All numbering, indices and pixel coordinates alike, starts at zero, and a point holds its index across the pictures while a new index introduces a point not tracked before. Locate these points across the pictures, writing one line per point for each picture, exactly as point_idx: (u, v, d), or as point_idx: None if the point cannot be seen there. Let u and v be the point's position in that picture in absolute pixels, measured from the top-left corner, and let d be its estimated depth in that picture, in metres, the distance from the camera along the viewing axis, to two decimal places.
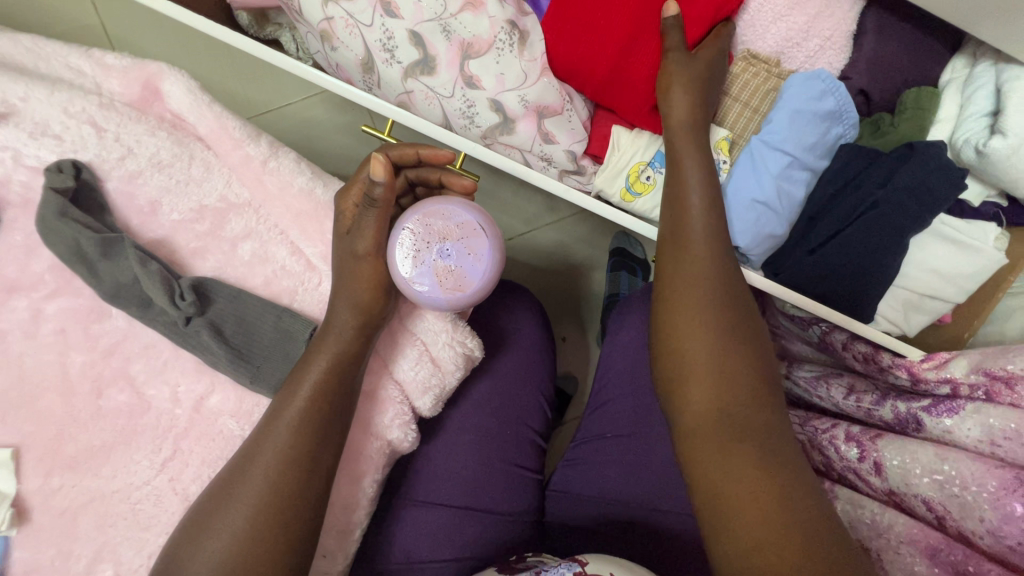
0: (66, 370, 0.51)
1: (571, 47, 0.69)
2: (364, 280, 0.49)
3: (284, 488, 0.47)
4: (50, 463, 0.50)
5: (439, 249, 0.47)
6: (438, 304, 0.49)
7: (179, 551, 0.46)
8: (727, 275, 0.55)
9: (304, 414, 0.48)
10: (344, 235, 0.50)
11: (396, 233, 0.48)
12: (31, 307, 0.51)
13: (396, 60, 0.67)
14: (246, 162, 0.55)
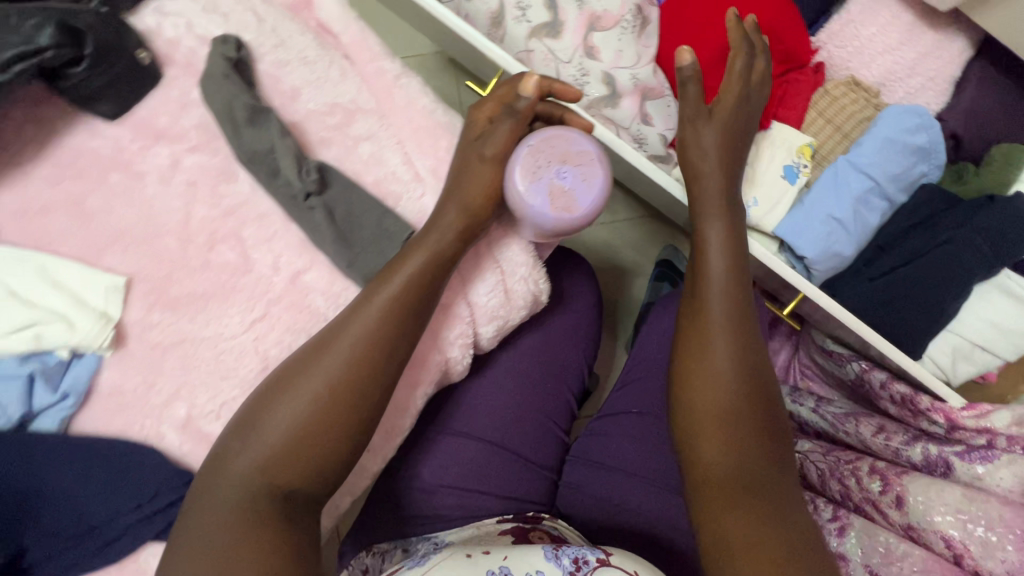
0: (187, 220, 0.56)
1: (671, 46, 0.76)
2: (474, 190, 0.53)
3: (300, 454, 0.49)
4: (154, 299, 0.55)
5: (559, 170, 0.50)
6: (544, 222, 0.52)
7: (269, 397, 0.51)
8: (754, 343, 0.56)
9: (332, 388, 0.50)
10: (469, 145, 0.55)
11: (519, 148, 0.52)
12: (173, 156, 0.55)
13: (526, 19, 0.71)
14: (381, 75, 0.61)
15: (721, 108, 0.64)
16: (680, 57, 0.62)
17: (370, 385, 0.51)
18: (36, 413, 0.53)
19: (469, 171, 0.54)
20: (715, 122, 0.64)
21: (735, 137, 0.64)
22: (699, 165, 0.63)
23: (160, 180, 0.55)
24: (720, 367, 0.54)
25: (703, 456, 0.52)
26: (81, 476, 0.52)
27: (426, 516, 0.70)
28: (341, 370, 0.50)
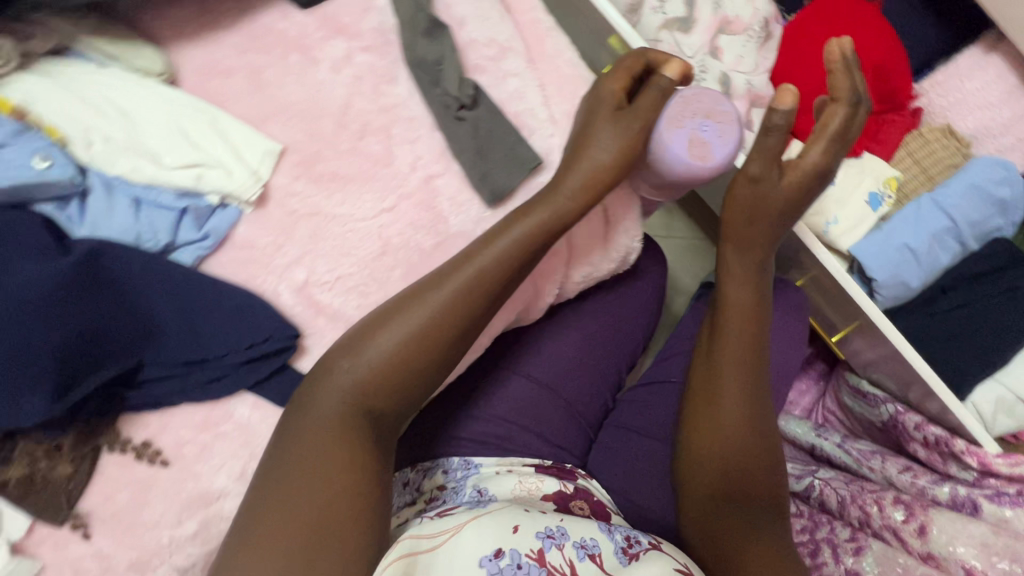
0: (346, 108, 0.61)
1: (785, 65, 0.81)
2: (587, 164, 0.55)
3: (369, 407, 0.52)
4: (302, 171, 0.61)
5: (700, 121, 0.53)
6: (673, 167, 0.54)
7: (364, 328, 0.54)
8: (759, 392, 0.64)
9: (407, 349, 0.53)
10: (598, 115, 0.56)
11: (665, 100, 0.55)
12: (347, 51, 0.62)
13: (662, 11, 0.78)
14: (534, 25, 0.68)
15: (792, 171, 0.63)
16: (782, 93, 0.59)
17: (445, 341, 0.54)
18: (177, 247, 0.58)
19: (586, 143, 0.56)
20: (784, 181, 0.63)
21: (798, 202, 0.64)
22: (731, 222, 0.66)
23: (332, 69, 0.62)
24: (729, 410, 0.63)
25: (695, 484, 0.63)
26: (204, 310, 0.57)
27: (473, 439, 0.74)
28: (414, 336, 0.53)
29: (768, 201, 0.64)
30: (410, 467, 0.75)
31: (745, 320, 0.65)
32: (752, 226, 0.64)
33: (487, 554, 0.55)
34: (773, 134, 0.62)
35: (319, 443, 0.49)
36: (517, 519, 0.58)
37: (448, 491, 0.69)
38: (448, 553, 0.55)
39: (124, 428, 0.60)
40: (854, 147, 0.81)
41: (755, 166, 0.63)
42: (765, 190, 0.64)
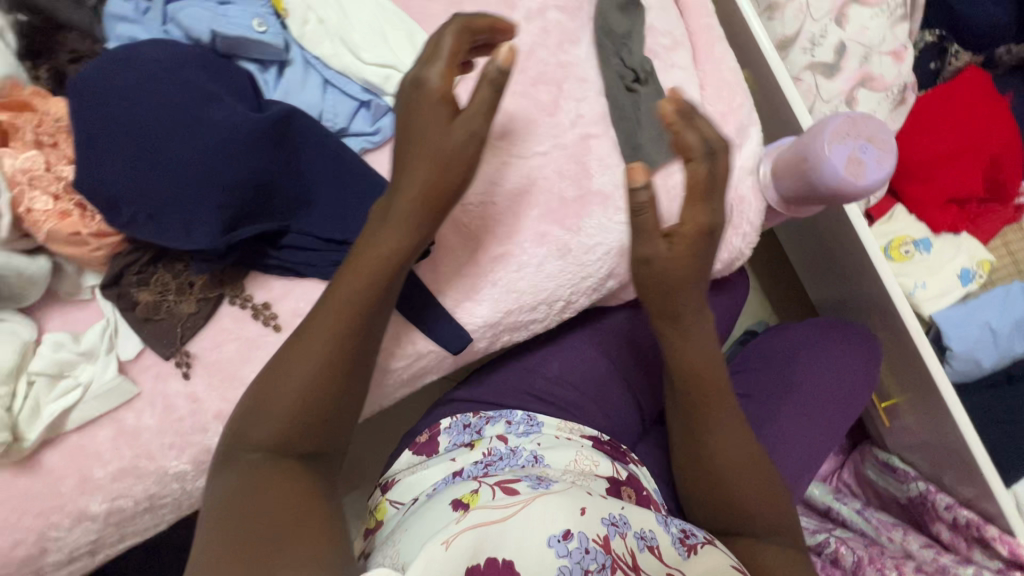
0: (528, 54, 0.66)
1: (911, 133, 0.86)
2: (415, 185, 0.51)
3: (294, 447, 0.52)
4: (473, 98, 0.65)
5: (862, 144, 0.58)
6: (826, 179, 0.58)
7: (260, 386, 0.53)
8: (730, 426, 0.62)
9: (327, 369, 0.52)
10: (429, 129, 0.51)
11: (830, 118, 0.59)
12: (542, 5, 0.67)
13: (811, 53, 0.83)
14: (706, 29, 0.73)
15: (681, 244, 0.54)
16: (634, 177, 0.50)
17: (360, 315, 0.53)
18: (349, 134, 0.63)
19: (407, 164, 0.52)
20: (672, 256, 0.54)
21: (699, 259, 0.55)
22: (651, 303, 0.59)
23: (525, 18, 0.66)
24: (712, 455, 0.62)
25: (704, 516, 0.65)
26: (359, 196, 0.61)
27: (539, 395, 0.81)
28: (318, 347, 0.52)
29: (682, 309, 0.58)
30: (471, 411, 0.80)
31: (689, 386, 0.62)
32: (670, 305, 0.58)
33: (556, 533, 0.54)
34: (644, 214, 0.52)
35: (257, 489, 0.47)
36: (585, 501, 0.58)
37: (506, 449, 0.73)
38: (521, 523, 0.55)
39: (250, 285, 0.63)
40: (954, 224, 0.86)
41: (641, 248, 0.55)
42: (662, 271, 0.55)
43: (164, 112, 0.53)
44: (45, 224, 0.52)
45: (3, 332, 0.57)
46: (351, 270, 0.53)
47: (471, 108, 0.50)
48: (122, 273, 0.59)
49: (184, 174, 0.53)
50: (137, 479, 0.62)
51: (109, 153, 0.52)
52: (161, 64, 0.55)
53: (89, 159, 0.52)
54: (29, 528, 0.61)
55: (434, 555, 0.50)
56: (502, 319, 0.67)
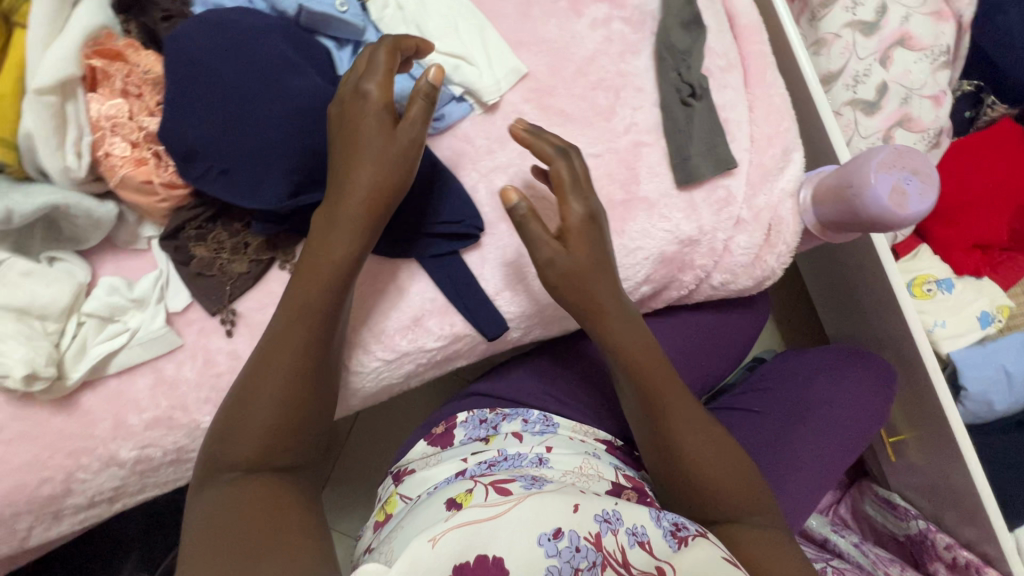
0: (590, 60, 0.69)
1: (943, 175, 0.89)
2: (361, 184, 0.54)
3: (272, 454, 0.52)
4: (534, 96, 0.68)
5: (905, 175, 0.60)
6: (870, 205, 0.61)
7: (231, 407, 0.54)
8: (687, 411, 0.62)
9: (296, 374, 0.53)
10: (366, 133, 0.54)
11: (874, 150, 0.62)
12: (608, 15, 0.69)
13: (853, 90, 0.86)
14: (758, 55, 0.75)
15: (574, 241, 0.59)
16: (506, 196, 0.57)
17: (331, 281, 0.55)
18: None
19: (350, 168, 0.54)
20: (568, 256, 0.59)
21: (598, 250, 0.60)
22: (564, 297, 0.61)
23: (590, 26, 0.69)
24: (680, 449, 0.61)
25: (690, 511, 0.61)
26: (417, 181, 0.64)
27: (556, 397, 0.83)
28: (282, 346, 0.53)
29: (604, 303, 0.61)
30: (488, 407, 0.82)
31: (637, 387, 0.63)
32: (584, 292, 0.61)
33: (546, 531, 0.50)
34: (530, 219, 0.58)
35: (235, 509, 0.48)
36: (578, 497, 0.53)
37: (516, 447, 0.74)
38: (512, 521, 0.50)
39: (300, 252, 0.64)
40: (977, 266, 0.88)
41: (542, 252, 0.59)
42: (568, 266, 0.59)
43: (249, 77, 0.56)
44: (120, 170, 0.54)
45: (61, 271, 0.59)
46: (314, 251, 0.56)
47: (411, 116, 0.55)
48: (181, 227, 0.61)
49: (261, 137, 0.55)
50: (168, 430, 0.63)
51: (194, 108, 0.54)
52: (251, 31, 0.57)
53: (175, 110, 0.54)
54: (58, 467, 0.62)
55: (420, 553, 0.47)
56: (538, 312, 0.69)
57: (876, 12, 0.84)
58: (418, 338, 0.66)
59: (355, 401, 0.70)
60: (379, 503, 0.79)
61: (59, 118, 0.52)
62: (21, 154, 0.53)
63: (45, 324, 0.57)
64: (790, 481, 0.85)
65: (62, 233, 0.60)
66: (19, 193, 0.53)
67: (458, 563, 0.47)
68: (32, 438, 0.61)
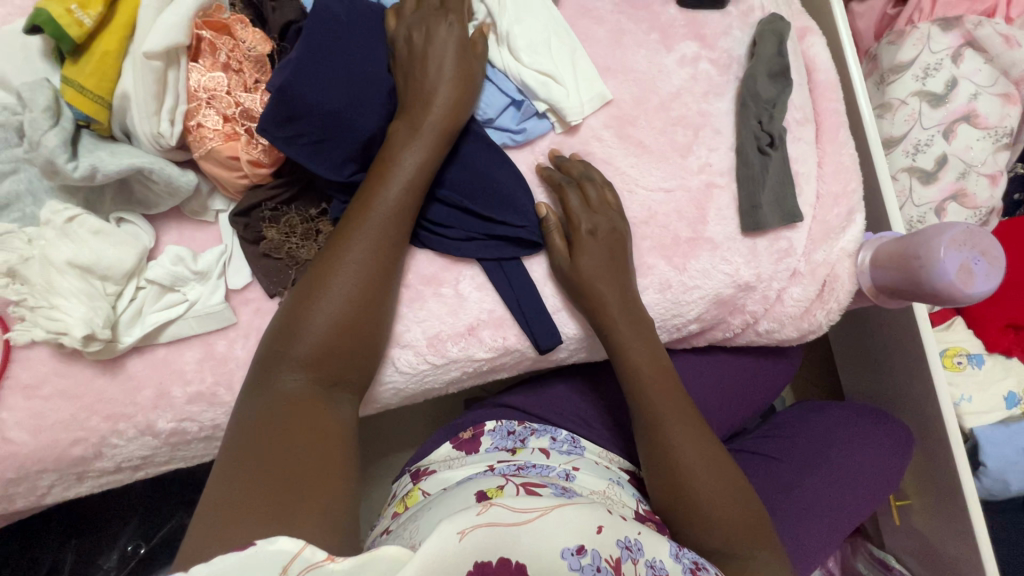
0: (674, 95, 0.69)
1: None
2: (439, 105, 0.57)
3: (309, 384, 0.53)
4: (615, 124, 0.68)
5: (975, 255, 0.62)
6: (937, 278, 0.62)
7: (278, 337, 0.55)
8: (687, 406, 0.65)
9: (356, 298, 0.56)
10: (448, 57, 0.58)
11: (949, 223, 0.64)
12: (696, 55, 0.70)
13: (913, 157, 0.88)
14: (833, 112, 0.76)
15: (589, 242, 0.62)
16: (539, 210, 0.64)
17: (384, 231, 0.57)
18: (496, 126, 0.66)
19: (429, 89, 0.57)
20: (585, 256, 0.62)
21: (613, 259, 0.63)
22: (578, 268, 0.62)
23: (678, 62, 0.70)
24: (683, 437, 0.63)
25: (691, 501, 0.61)
26: (488, 188, 0.63)
27: (583, 419, 0.81)
28: (330, 276, 0.55)
29: (609, 307, 0.63)
30: (517, 419, 0.80)
31: (651, 373, 0.65)
32: (593, 289, 0.63)
33: (569, 546, 0.46)
34: (551, 231, 0.64)
35: (268, 432, 0.49)
36: (601, 518, 0.50)
37: (544, 461, 0.71)
38: (538, 532, 0.46)
39: None
40: (1008, 347, 0.89)
41: (560, 257, 0.64)
42: (583, 263, 0.62)
43: (354, 75, 0.57)
44: (210, 142, 0.54)
45: (127, 233, 0.58)
46: (374, 180, 0.57)
47: (480, 49, 0.61)
48: (255, 207, 0.61)
49: (363, 123, 0.58)
50: (209, 406, 0.62)
51: (310, 80, 0.54)
52: (371, 18, 0.60)
53: (293, 78, 0.54)
54: (93, 429, 0.60)
55: (445, 545, 0.41)
56: (588, 336, 0.69)
57: (945, 85, 0.86)
58: (469, 347, 0.65)
59: (392, 400, 0.69)
60: (395, 499, 0.75)
61: (161, 83, 0.52)
62: (112, 112, 0.54)
63: (105, 284, 0.57)
64: (804, 532, 0.81)
65: (131, 195, 0.60)
66: (106, 152, 0.54)
67: (480, 561, 0.42)
68: (73, 397, 0.60)
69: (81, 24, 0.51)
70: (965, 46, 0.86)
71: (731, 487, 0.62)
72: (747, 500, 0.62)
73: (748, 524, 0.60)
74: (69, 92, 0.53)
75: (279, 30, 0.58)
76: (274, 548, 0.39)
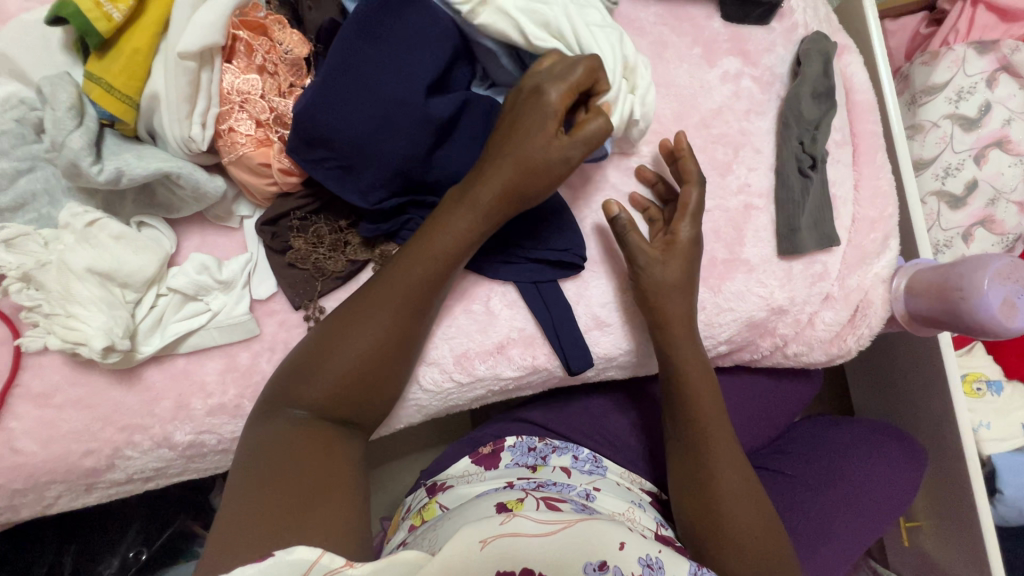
0: (716, 112, 0.68)
1: None
2: (514, 154, 0.53)
3: (333, 406, 0.53)
4: (654, 140, 0.67)
5: (1018, 289, 0.63)
6: (983, 311, 0.63)
7: (312, 354, 0.54)
8: (732, 441, 0.63)
9: (385, 333, 0.54)
10: (544, 117, 0.53)
11: (991, 255, 0.65)
12: (738, 72, 0.69)
13: (942, 181, 0.87)
14: (872, 132, 0.75)
15: (679, 247, 0.62)
16: (608, 209, 0.62)
17: (436, 257, 0.55)
18: None
19: (516, 135, 0.54)
20: (676, 262, 0.61)
21: (690, 272, 0.62)
22: (660, 275, 0.60)
23: (720, 78, 0.68)
24: (723, 465, 0.62)
25: (718, 525, 0.60)
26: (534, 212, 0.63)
27: (604, 435, 0.79)
28: (372, 300, 0.54)
29: (670, 318, 0.61)
30: (536, 435, 0.77)
31: (707, 401, 0.63)
32: (661, 303, 0.61)
33: (592, 560, 0.45)
34: (626, 229, 0.61)
35: (283, 452, 0.49)
36: (624, 534, 0.48)
37: (565, 479, 0.69)
38: (560, 544, 0.45)
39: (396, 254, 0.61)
40: None
41: (642, 256, 0.61)
42: (659, 273, 0.60)
43: (400, 97, 0.53)
44: (242, 147, 0.53)
45: (149, 238, 0.56)
46: (446, 207, 0.56)
47: (577, 137, 0.53)
48: (283, 216, 0.59)
49: (386, 150, 0.53)
50: (231, 419, 0.60)
51: (337, 104, 0.52)
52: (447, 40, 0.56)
53: (316, 100, 0.52)
54: (107, 440, 0.58)
55: (467, 552, 0.41)
56: (619, 356, 0.66)
57: (979, 109, 0.85)
58: (497, 365, 0.63)
59: (416, 418, 0.67)
60: (409, 512, 0.72)
61: (194, 86, 0.50)
62: (140, 112, 0.52)
63: (124, 292, 0.54)
64: (821, 553, 0.79)
65: (153, 198, 0.57)
66: (133, 155, 0.51)
67: (502, 572, 0.42)
68: (87, 407, 0.57)
69: (110, 18, 0.48)
70: (1000, 70, 0.85)
71: (760, 518, 0.60)
72: (773, 533, 0.60)
73: (769, 558, 0.59)
74: (94, 90, 0.50)
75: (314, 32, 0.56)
76: (292, 558, 0.37)
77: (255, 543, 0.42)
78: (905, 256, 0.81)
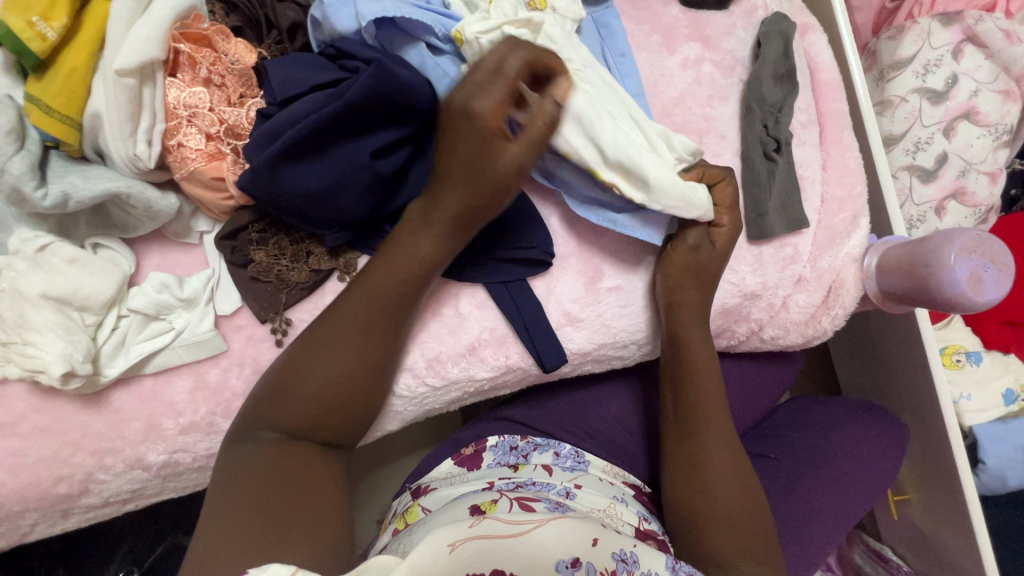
0: (677, 100, 0.67)
1: None
2: (459, 180, 0.52)
3: (309, 422, 0.53)
4: None
5: (984, 262, 0.63)
6: (950, 286, 0.63)
7: (286, 373, 0.54)
8: (727, 423, 0.64)
9: (356, 348, 0.53)
10: (475, 138, 0.50)
11: (956, 229, 0.65)
12: (698, 58, 0.68)
13: (913, 155, 0.87)
14: (838, 110, 0.74)
15: (722, 235, 0.64)
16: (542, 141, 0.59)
17: (406, 276, 0.55)
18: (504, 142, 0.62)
19: (454, 156, 0.51)
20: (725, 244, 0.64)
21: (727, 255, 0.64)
22: (700, 254, 0.63)
23: (681, 65, 0.68)
24: (714, 444, 0.62)
25: (706, 502, 0.60)
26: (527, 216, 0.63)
27: (586, 430, 0.79)
28: (343, 317, 0.54)
29: (691, 298, 0.63)
30: (518, 433, 0.77)
31: (704, 382, 0.64)
32: (683, 287, 0.63)
33: (564, 558, 0.45)
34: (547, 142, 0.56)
35: (261, 469, 0.49)
36: (596, 529, 0.48)
37: (546, 477, 0.69)
38: (530, 541, 0.45)
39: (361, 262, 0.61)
40: (1006, 343, 0.90)
41: (693, 235, 0.63)
42: (702, 257, 0.63)
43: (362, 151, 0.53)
44: (193, 162, 0.52)
45: (106, 259, 0.55)
46: (409, 227, 0.55)
47: (519, 146, 0.49)
48: (244, 228, 0.58)
49: (351, 206, 0.54)
50: (204, 436, 0.59)
51: (303, 158, 0.52)
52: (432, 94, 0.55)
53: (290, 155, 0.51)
54: (78, 465, 0.57)
55: (435, 555, 0.41)
56: (592, 351, 0.66)
57: (946, 82, 0.84)
58: (470, 367, 0.63)
59: (392, 425, 0.66)
60: (393, 517, 0.72)
61: (136, 102, 0.49)
62: (83, 132, 0.50)
63: (83, 315, 0.53)
64: (806, 535, 0.79)
65: (108, 219, 0.56)
66: (79, 177, 0.50)
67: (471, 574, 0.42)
68: (55, 433, 0.56)
69: (44, 38, 0.47)
70: (966, 41, 0.85)
71: (749, 496, 0.61)
72: (761, 510, 0.60)
73: (756, 534, 0.58)
74: (35, 112, 0.49)
75: (288, 28, 0.57)
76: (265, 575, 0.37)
77: (234, 558, 0.42)
78: (878, 233, 0.81)
